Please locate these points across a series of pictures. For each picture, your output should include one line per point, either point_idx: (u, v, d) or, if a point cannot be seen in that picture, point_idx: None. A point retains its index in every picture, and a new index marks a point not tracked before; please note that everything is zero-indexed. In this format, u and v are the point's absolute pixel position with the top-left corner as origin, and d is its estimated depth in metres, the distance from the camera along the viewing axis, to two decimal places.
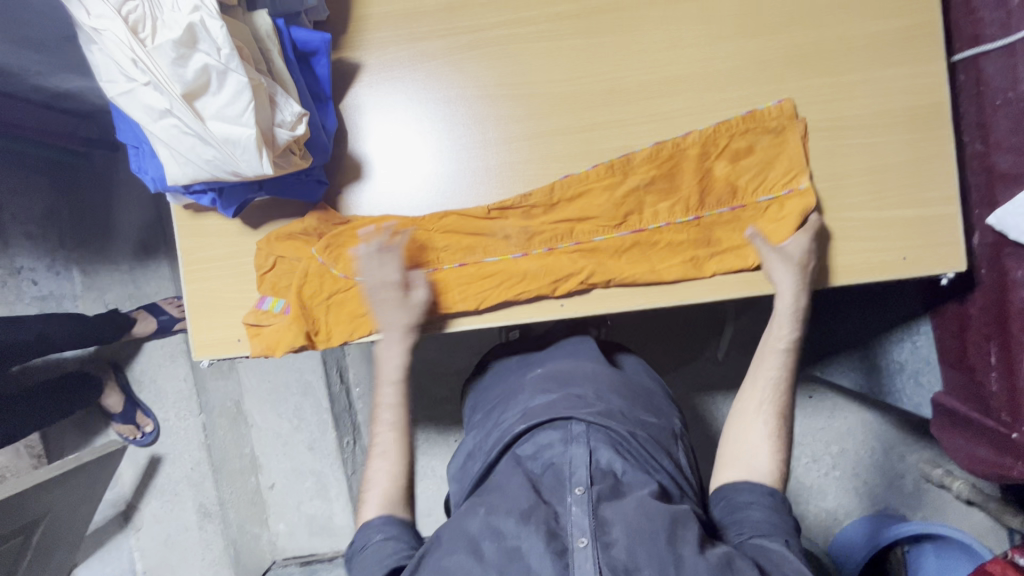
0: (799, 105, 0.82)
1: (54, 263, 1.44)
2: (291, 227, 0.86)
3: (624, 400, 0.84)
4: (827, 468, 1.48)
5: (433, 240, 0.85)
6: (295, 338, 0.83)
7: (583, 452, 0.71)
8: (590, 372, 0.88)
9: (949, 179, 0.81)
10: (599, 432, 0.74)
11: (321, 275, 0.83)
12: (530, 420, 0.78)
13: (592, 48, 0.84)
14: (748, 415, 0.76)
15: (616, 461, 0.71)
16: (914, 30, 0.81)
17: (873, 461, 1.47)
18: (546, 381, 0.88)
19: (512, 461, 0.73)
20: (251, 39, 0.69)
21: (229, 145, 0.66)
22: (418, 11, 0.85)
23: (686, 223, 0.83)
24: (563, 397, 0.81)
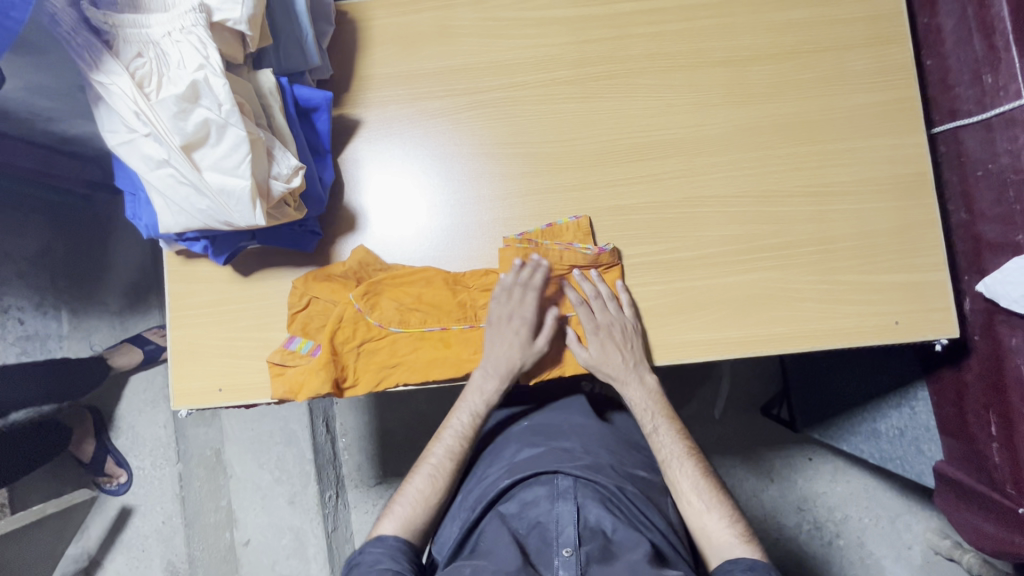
0: (787, 170, 0.84)
1: (43, 303, 1.44)
2: (329, 269, 0.86)
3: (612, 453, 0.82)
4: (831, 536, 1.41)
5: (473, 299, 0.86)
6: (321, 384, 0.79)
7: (570, 509, 0.69)
8: (578, 426, 0.86)
9: (938, 246, 0.82)
10: (586, 487, 0.72)
11: (354, 321, 0.82)
12: (514, 475, 0.76)
13: (586, 111, 0.87)
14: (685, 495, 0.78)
15: (605, 519, 0.69)
16: (894, 104, 0.84)
17: (878, 530, 1.41)
18: (533, 434, 0.85)
19: (497, 519, 0.71)
20: (254, 95, 0.71)
21: (223, 196, 0.67)
22: (419, 73, 0.88)
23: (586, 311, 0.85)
24: (549, 452, 0.79)
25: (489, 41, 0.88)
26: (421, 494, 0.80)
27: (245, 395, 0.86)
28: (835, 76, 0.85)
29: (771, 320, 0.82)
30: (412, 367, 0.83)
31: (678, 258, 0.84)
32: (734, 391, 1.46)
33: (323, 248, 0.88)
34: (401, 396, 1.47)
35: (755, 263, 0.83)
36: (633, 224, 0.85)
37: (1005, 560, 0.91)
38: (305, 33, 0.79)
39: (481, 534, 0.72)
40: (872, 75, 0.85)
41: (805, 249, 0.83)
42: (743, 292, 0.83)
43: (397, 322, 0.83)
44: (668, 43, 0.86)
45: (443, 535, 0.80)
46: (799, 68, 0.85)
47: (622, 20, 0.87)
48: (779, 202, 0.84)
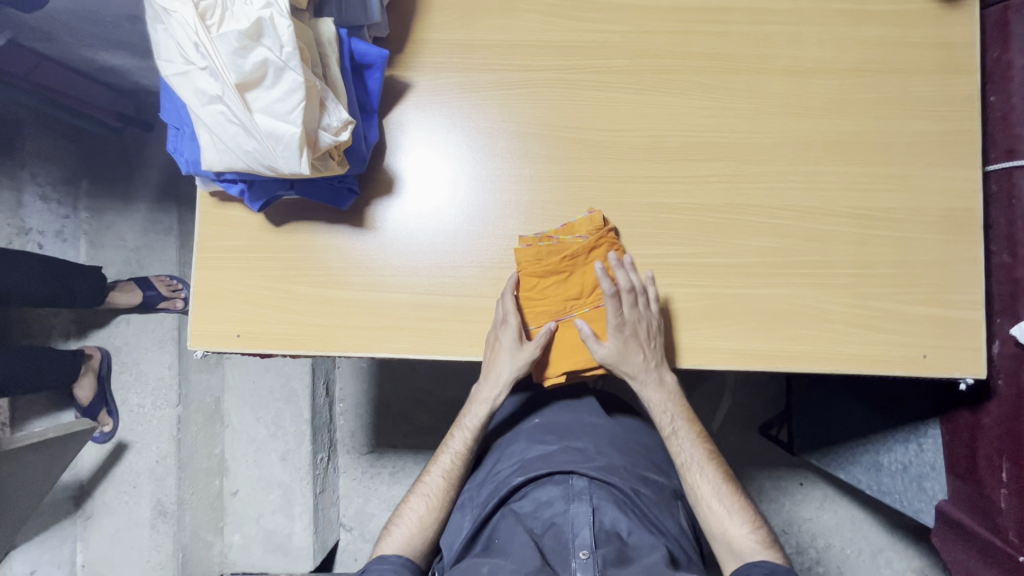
0: (835, 189, 0.83)
1: (64, 230, 1.40)
2: (536, 250, 0.82)
3: (626, 455, 0.82)
4: (811, 562, 1.42)
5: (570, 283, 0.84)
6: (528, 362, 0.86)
7: (586, 511, 0.69)
8: (589, 425, 0.86)
9: (976, 285, 0.81)
10: (601, 488, 0.73)
11: (538, 275, 0.83)
12: (527, 473, 0.76)
13: (638, 103, 0.85)
14: (702, 498, 0.80)
15: (621, 521, 0.70)
16: (952, 135, 0.83)
17: (859, 562, 1.41)
18: (543, 433, 0.85)
19: (510, 518, 0.72)
20: (313, 42, 0.70)
21: (271, 140, 0.66)
22: (475, 44, 0.87)
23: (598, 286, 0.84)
24: (562, 450, 0.79)
25: (552, 19, 0.86)
26: (417, 515, 0.82)
27: (264, 344, 0.86)
28: (896, 100, 0.83)
29: (796, 338, 0.82)
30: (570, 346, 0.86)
31: (712, 264, 0.83)
32: (736, 408, 1.46)
33: (358, 208, 0.87)
34: (402, 369, 1.47)
35: (788, 279, 0.82)
36: (672, 224, 0.84)
37: None
38: None
39: (495, 531, 0.73)
40: (934, 104, 0.83)
41: (842, 271, 0.82)
42: (772, 306, 0.82)
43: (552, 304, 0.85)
44: (731, 45, 0.85)
45: (453, 524, 0.81)
46: (862, 86, 0.83)
47: (689, 15, 0.85)
48: (823, 220, 0.83)
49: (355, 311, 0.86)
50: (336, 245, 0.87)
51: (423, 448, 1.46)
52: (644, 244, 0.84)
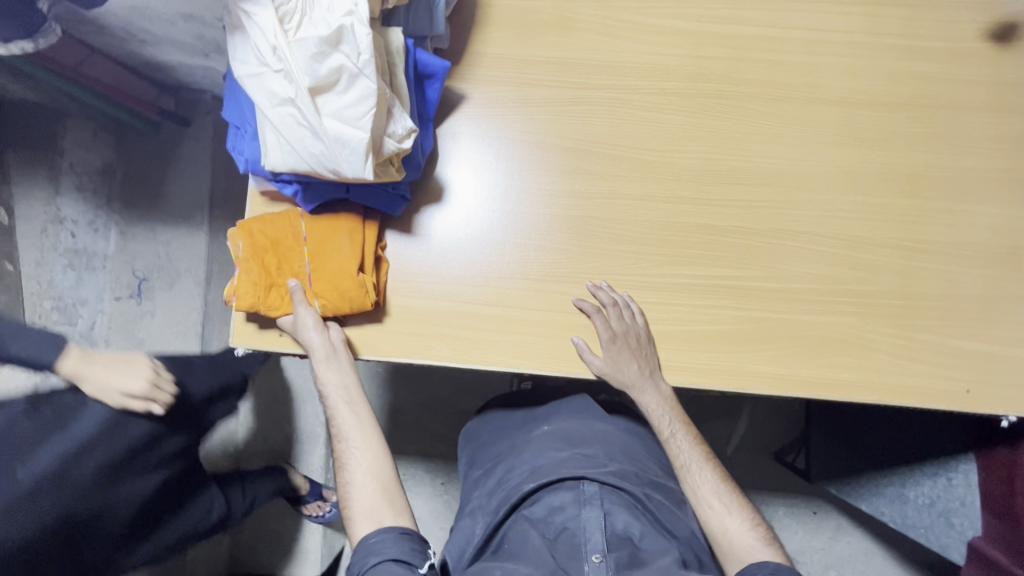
0: (881, 220, 0.83)
1: (96, 219, 1.42)
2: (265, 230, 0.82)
3: (632, 460, 0.83)
4: None
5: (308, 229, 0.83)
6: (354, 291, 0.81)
7: (598, 515, 0.71)
8: (599, 432, 0.85)
9: (1020, 324, 0.81)
10: (612, 493, 0.74)
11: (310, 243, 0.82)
12: (537, 477, 0.75)
13: (689, 126, 0.86)
14: (700, 498, 0.81)
15: (633, 526, 0.72)
16: (1000, 173, 0.83)
17: None
18: (553, 439, 0.83)
19: (523, 524, 0.71)
20: (383, 50, 0.70)
21: (338, 144, 0.67)
22: (530, 59, 0.88)
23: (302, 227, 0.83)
24: (573, 456, 0.79)
25: (606, 39, 0.88)
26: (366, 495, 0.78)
27: (305, 345, 0.86)
28: (944, 135, 0.84)
29: (839, 366, 0.82)
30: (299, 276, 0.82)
31: (757, 288, 0.84)
32: (752, 433, 1.45)
33: (406, 213, 0.87)
34: (418, 376, 1.47)
35: (833, 306, 0.83)
36: (718, 246, 0.84)
37: None
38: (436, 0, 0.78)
39: (504, 536, 0.73)
40: (982, 141, 0.84)
41: (886, 301, 0.82)
42: (816, 333, 0.82)
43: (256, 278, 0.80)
44: (783, 73, 0.86)
45: (460, 530, 0.79)
46: (911, 120, 0.84)
47: (743, 42, 0.86)
48: (869, 251, 0.83)
49: (397, 317, 0.86)
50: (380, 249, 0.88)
51: (436, 457, 1.45)
52: (690, 265, 0.85)
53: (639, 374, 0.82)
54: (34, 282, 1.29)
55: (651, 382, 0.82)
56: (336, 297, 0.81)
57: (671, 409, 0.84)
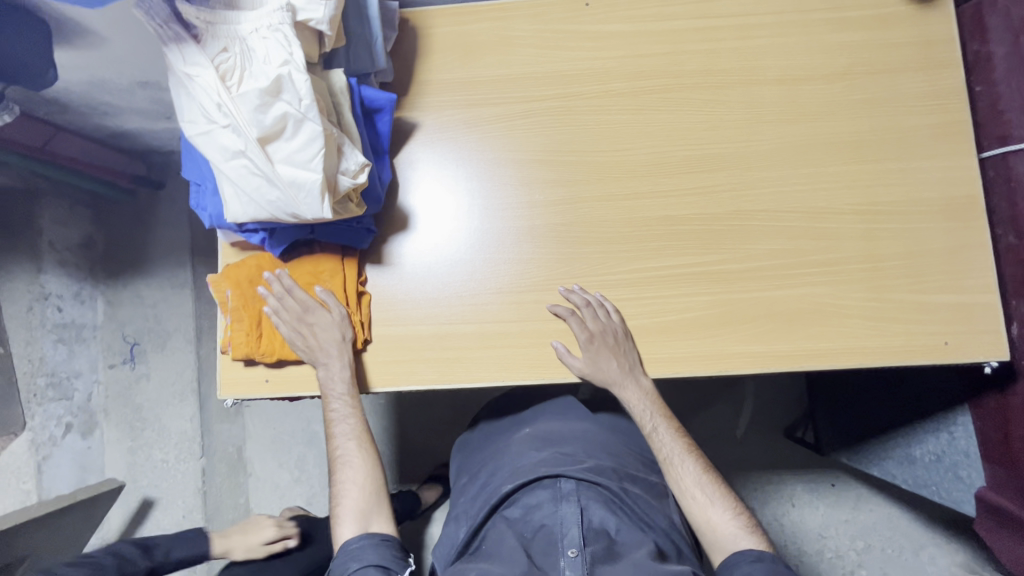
0: (836, 188, 0.85)
1: (81, 291, 1.44)
2: (251, 277, 0.85)
3: (613, 456, 0.84)
4: (854, 567, 1.39)
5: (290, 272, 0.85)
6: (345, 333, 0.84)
7: (574, 511, 0.71)
8: (581, 433, 0.87)
9: (987, 270, 0.82)
10: (590, 488, 0.74)
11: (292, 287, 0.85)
12: (517, 477, 0.77)
13: (637, 123, 0.88)
14: (684, 488, 0.81)
15: (609, 520, 0.71)
16: (944, 127, 0.85)
17: (902, 561, 1.38)
18: (535, 440, 0.85)
19: (501, 524, 0.73)
20: (327, 93, 0.73)
21: (293, 188, 0.69)
22: (475, 80, 0.91)
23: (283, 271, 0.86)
24: (552, 456, 0.80)
25: (545, 52, 0.90)
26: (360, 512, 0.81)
27: (293, 386, 0.88)
28: (884, 98, 0.86)
29: (817, 336, 0.83)
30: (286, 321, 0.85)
31: (726, 270, 0.85)
32: (757, 414, 1.45)
33: (375, 245, 0.89)
34: (421, 402, 1.47)
35: (802, 278, 0.84)
36: (683, 236, 0.86)
37: None
38: (374, 36, 0.81)
39: (484, 538, 0.74)
40: (921, 99, 0.86)
41: (853, 266, 0.83)
42: (790, 307, 0.83)
43: (249, 327, 0.85)
44: (719, 61, 0.88)
45: (446, 534, 0.80)
46: (850, 89, 0.87)
47: (677, 35, 0.89)
48: (828, 219, 0.84)
49: (379, 347, 0.88)
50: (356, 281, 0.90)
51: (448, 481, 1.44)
52: (658, 258, 0.86)
53: (619, 371, 0.83)
54: (26, 361, 1.33)
55: (634, 378, 0.84)
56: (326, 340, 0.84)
57: (655, 402, 0.85)
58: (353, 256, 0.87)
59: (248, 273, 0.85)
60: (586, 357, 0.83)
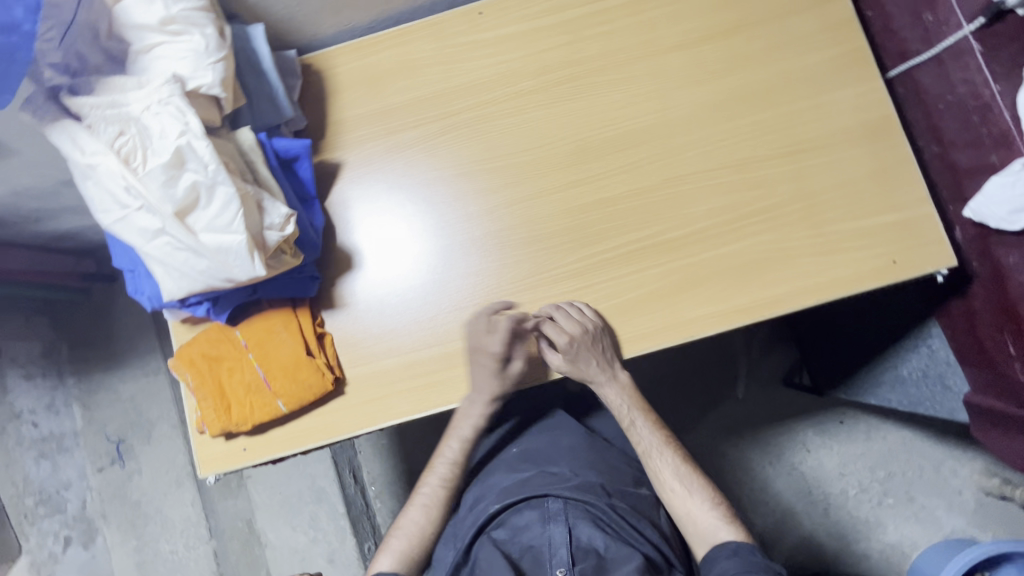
0: (757, 135, 0.86)
1: (54, 401, 1.41)
2: (205, 350, 0.83)
3: (601, 473, 0.85)
4: (879, 497, 1.39)
5: (243, 334, 0.83)
6: (313, 379, 0.82)
7: (562, 529, 0.71)
8: (569, 449, 0.88)
9: (916, 183, 0.84)
10: (577, 507, 0.75)
11: (249, 348, 0.83)
12: (505, 499, 0.79)
13: (553, 116, 0.89)
14: (664, 479, 0.87)
15: (597, 537, 0.72)
16: (845, 55, 0.87)
17: (923, 480, 1.39)
18: (522, 461, 0.88)
19: (488, 545, 0.72)
20: (237, 153, 0.73)
21: (221, 253, 0.68)
22: (387, 109, 0.91)
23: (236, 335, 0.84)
24: (538, 475, 0.82)
25: (450, 67, 0.91)
26: (417, 527, 0.88)
27: (271, 449, 0.86)
28: (783, 40, 0.88)
29: (772, 282, 0.83)
30: (251, 384, 0.82)
31: (670, 239, 0.86)
32: (753, 369, 1.46)
33: (324, 290, 0.89)
34: (421, 433, 1.45)
35: (745, 230, 0.85)
36: (622, 215, 0.87)
37: None
38: (275, 88, 0.81)
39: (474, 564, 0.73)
40: (818, 34, 0.87)
41: (789, 207, 0.84)
42: (739, 260, 0.84)
43: (213, 401, 0.82)
44: (618, 40, 0.90)
45: (440, 557, 0.85)
46: (748, 39, 0.88)
47: (573, 25, 0.90)
48: (756, 168, 0.86)
49: (349, 390, 0.87)
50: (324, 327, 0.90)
51: None
52: (602, 241, 0.87)
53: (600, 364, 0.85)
54: (9, 484, 1.27)
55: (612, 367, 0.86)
56: (296, 390, 0.82)
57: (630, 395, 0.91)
58: (304, 304, 0.86)
59: (202, 347, 0.83)
60: (568, 359, 0.85)
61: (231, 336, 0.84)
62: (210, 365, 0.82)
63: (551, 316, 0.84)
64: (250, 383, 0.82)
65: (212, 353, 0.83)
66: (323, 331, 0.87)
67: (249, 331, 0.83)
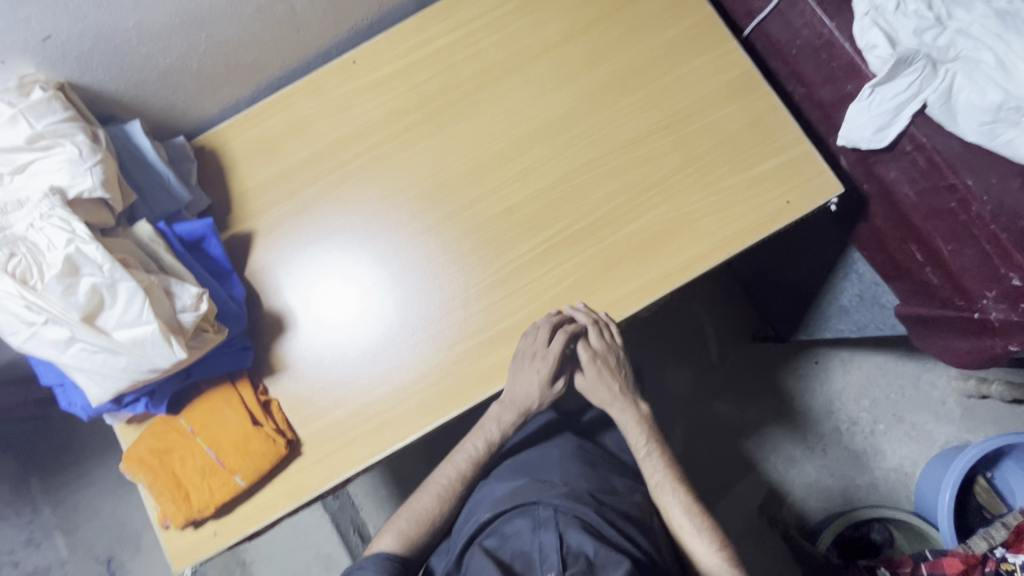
0: (635, 116, 0.91)
1: (33, 535, 1.39)
2: (152, 446, 0.83)
3: (591, 479, 0.82)
4: (870, 425, 1.42)
5: (188, 421, 0.83)
6: (265, 449, 0.83)
7: (552, 535, 0.68)
8: (560, 457, 0.86)
9: (789, 125, 0.88)
10: (567, 514, 0.72)
11: (197, 433, 0.83)
12: (496, 508, 0.77)
13: (445, 141, 0.93)
14: (670, 505, 0.84)
15: (587, 543, 0.67)
16: (697, 25, 0.92)
17: (907, 399, 1.43)
18: (514, 473, 0.86)
19: (476, 550, 0.69)
20: (136, 247, 0.74)
21: (138, 346, 0.69)
22: (287, 170, 0.94)
23: (181, 424, 0.84)
24: (529, 484, 0.80)
25: (338, 118, 0.94)
26: (426, 514, 0.84)
27: (240, 527, 0.85)
28: (638, 24, 0.93)
29: (683, 247, 0.87)
30: (205, 469, 0.82)
31: (578, 229, 0.89)
32: (720, 330, 1.48)
33: (261, 358, 0.89)
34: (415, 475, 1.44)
35: (646, 205, 0.88)
36: (532, 217, 0.90)
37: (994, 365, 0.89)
38: (166, 176, 0.83)
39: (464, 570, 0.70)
40: (668, 12, 0.93)
41: (680, 175, 0.88)
42: (647, 234, 0.87)
43: (170, 494, 0.81)
44: (488, 58, 0.94)
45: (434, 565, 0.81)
46: (607, 30, 0.93)
47: (443, 54, 0.95)
48: (642, 146, 0.90)
49: (307, 449, 0.86)
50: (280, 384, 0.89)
51: None
52: (518, 246, 0.89)
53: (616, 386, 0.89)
54: None
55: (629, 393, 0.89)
56: (250, 463, 0.82)
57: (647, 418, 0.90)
58: (243, 377, 0.87)
59: (148, 443, 0.83)
60: (590, 373, 0.87)
61: (176, 426, 0.84)
62: (160, 459, 0.82)
63: (584, 330, 0.85)
64: (204, 467, 0.82)
65: (160, 447, 0.83)
66: (268, 398, 0.87)
67: (193, 417, 0.83)
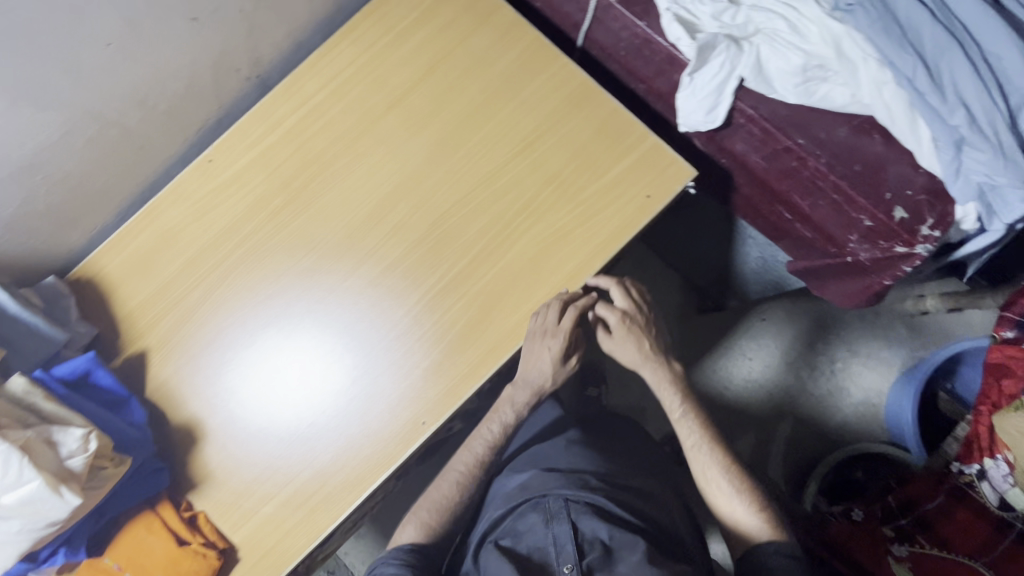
0: (488, 148, 0.93)
1: None
2: None
3: (592, 462, 0.89)
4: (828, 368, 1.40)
5: (114, 559, 0.82)
6: (197, 567, 0.81)
7: (566, 527, 0.76)
8: (566, 446, 0.93)
9: (633, 124, 0.91)
10: (578, 502, 0.80)
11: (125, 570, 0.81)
12: (508, 504, 0.85)
13: (314, 217, 0.94)
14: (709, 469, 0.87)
15: (600, 527, 0.76)
16: (527, 50, 0.95)
17: (855, 331, 1.42)
18: (523, 462, 0.94)
19: (493, 550, 0.77)
20: (10, 404, 0.73)
21: (28, 504, 0.68)
22: (166, 281, 0.94)
23: (107, 565, 0.82)
24: (535, 475, 0.87)
25: (206, 219, 0.95)
26: (445, 502, 0.89)
27: None
28: (471, 62, 0.95)
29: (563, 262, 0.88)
30: None
31: (458, 270, 0.90)
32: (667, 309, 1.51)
33: (179, 474, 0.88)
34: None
35: (517, 232, 0.90)
36: (415, 268, 0.91)
37: (876, 301, 0.95)
38: (35, 323, 0.82)
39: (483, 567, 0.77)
40: (497, 43, 0.96)
41: (543, 195, 0.91)
42: (524, 259, 0.89)
43: None
44: (336, 128, 0.96)
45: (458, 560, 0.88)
46: (443, 73, 0.96)
47: (295, 133, 0.96)
48: (501, 175, 0.92)
49: (244, 555, 0.85)
50: (228, 478, 0.88)
51: None
52: (408, 298, 0.91)
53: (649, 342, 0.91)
54: None
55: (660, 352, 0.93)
56: None
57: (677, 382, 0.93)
58: (163, 499, 0.85)
59: None
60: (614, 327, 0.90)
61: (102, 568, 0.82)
62: None
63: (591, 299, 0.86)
64: None
65: None
66: (193, 513, 0.86)
67: (117, 555, 0.82)
